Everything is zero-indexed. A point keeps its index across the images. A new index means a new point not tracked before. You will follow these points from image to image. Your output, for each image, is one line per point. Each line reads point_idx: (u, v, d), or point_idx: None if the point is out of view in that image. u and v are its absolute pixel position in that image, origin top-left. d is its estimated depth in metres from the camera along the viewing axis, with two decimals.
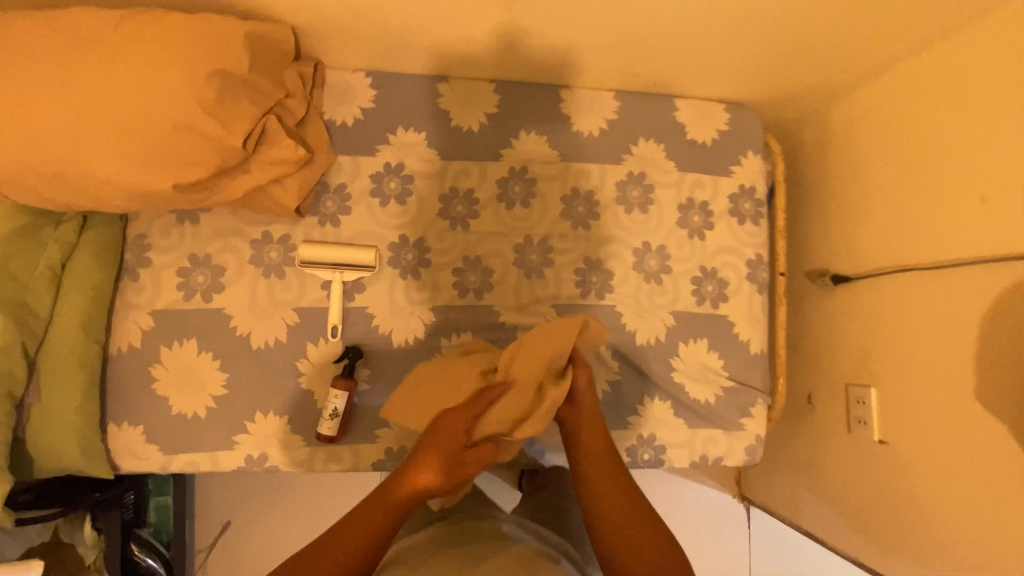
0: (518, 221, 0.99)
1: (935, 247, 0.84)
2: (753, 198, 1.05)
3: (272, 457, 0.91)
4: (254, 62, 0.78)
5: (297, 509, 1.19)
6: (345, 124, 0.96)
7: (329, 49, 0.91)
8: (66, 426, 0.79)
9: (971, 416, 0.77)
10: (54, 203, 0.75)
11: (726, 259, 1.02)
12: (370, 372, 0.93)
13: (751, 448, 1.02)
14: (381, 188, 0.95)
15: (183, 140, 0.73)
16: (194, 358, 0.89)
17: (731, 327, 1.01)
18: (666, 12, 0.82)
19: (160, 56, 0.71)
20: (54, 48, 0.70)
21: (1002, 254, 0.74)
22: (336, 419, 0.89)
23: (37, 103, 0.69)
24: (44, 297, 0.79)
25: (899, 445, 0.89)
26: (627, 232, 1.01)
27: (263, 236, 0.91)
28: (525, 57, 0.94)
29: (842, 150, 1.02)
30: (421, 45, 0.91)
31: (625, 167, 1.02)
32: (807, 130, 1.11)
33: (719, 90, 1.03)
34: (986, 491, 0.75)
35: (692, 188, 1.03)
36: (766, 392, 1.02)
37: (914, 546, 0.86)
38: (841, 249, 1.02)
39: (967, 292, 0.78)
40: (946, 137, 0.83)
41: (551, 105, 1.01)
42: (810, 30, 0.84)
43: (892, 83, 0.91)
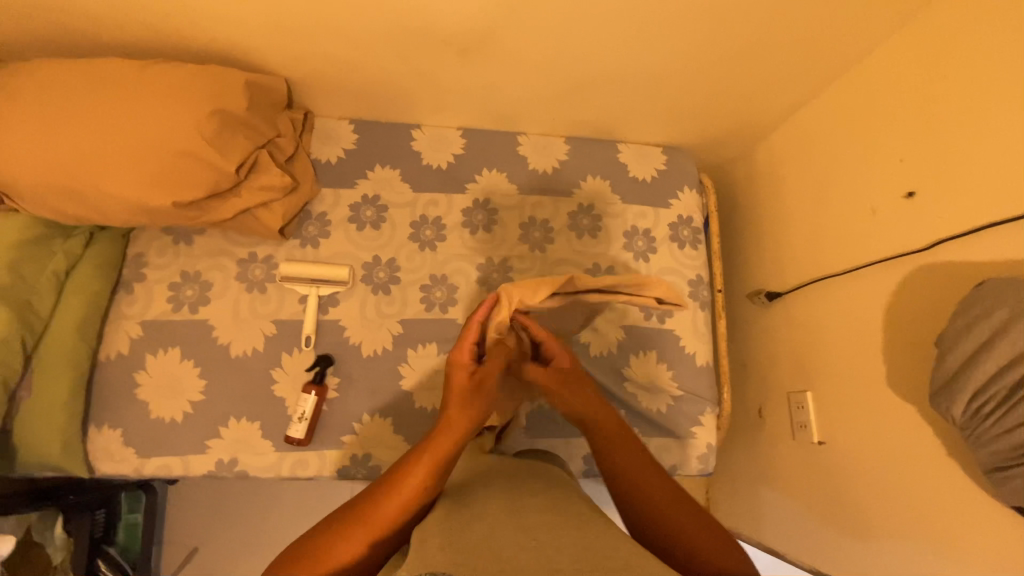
0: (480, 245, 1.11)
1: (842, 255, 0.95)
2: (692, 226, 1.18)
3: (243, 461, 0.95)
4: (251, 104, 0.93)
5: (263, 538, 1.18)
6: (329, 162, 1.10)
7: (318, 100, 1.08)
8: (51, 419, 0.86)
9: (887, 403, 0.84)
10: (69, 216, 0.87)
11: (669, 278, 1.13)
12: (340, 380, 1.00)
13: (703, 457, 1.07)
14: (358, 215, 1.08)
15: (184, 164, 0.86)
16: (176, 365, 0.96)
17: (678, 340, 1.10)
18: (598, 65, 0.99)
19: (173, 95, 0.86)
20: (83, 87, 0.84)
21: (892, 253, 0.85)
22: (304, 423, 0.95)
23: (63, 130, 0.82)
24: (47, 299, 0.89)
25: (835, 443, 0.94)
26: (578, 254, 1.13)
27: (249, 255, 1.02)
28: (486, 108, 1.11)
29: (766, 184, 1.16)
30: (397, 98, 1.08)
31: (575, 199, 1.16)
32: (737, 171, 1.26)
33: (656, 135, 1.20)
34: (908, 470, 0.80)
35: (636, 217, 1.16)
36: (712, 401, 1.09)
37: (858, 539, 0.89)
38: (773, 269, 1.13)
39: (874, 291, 0.88)
40: (841, 163, 0.97)
41: (510, 147, 1.17)
42: (720, 81, 1.02)
43: (799, 126, 1.07)
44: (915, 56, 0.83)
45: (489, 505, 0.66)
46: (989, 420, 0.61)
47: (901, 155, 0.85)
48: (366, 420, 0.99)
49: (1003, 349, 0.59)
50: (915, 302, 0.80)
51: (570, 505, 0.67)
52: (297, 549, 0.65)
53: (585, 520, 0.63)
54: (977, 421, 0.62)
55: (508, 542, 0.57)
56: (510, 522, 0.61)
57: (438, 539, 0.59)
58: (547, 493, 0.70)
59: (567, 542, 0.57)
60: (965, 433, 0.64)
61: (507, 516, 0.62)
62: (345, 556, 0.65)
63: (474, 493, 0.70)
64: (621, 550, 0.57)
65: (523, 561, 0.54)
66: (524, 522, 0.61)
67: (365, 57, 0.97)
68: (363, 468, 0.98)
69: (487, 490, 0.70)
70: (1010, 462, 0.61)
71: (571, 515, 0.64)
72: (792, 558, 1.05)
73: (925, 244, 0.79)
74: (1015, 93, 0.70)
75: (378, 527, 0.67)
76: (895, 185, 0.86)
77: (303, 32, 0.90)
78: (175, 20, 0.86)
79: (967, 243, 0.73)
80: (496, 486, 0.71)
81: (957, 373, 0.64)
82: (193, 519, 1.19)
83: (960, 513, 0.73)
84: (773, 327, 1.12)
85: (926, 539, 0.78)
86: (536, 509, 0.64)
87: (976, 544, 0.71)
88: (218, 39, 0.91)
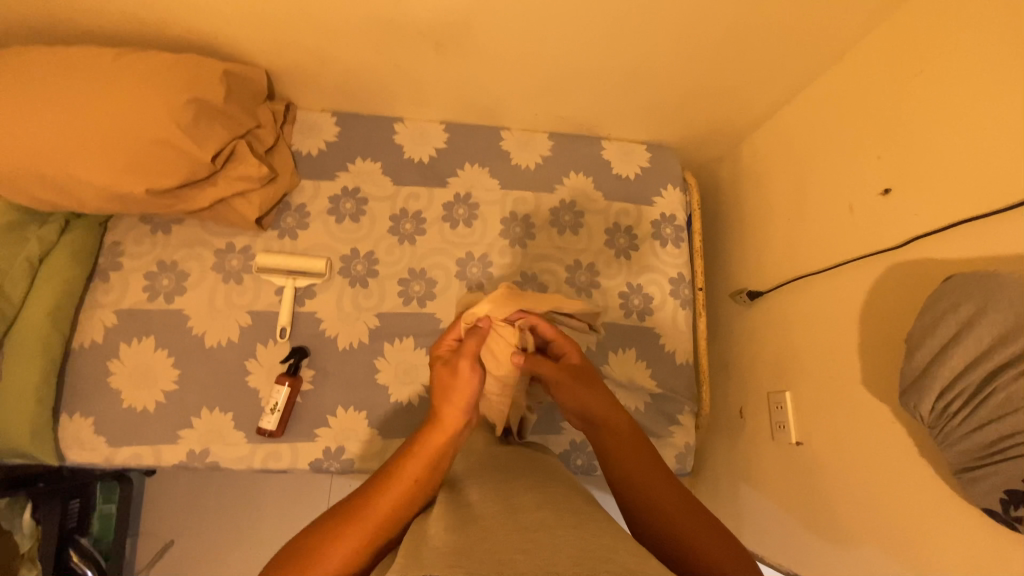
0: (460, 239, 1.10)
1: (821, 254, 0.94)
2: (675, 224, 1.17)
3: (215, 452, 0.95)
4: (229, 94, 0.93)
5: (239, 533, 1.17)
6: (310, 154, 1.10)
7: (300, 93, 1.09)
8: (18, 406, 0.85)
9: (862, 402, 0.83)
10: (43, 203, 0.87)
11: (650, 276, 1.13)
12: (315, 372, 1.00)
13: (682, 456, 1.06)
14: (337, 207, 1.08)
15: (159, 152, 0.86)
16: (150, 355, 0.96)
17: (658, 339, 1.10)
18: (578, 60, 0.98)
19: (148, 83, 0.85)
20: (58, 73, 0.84)
21: (869, 251, 0.84)
22: (276, 414, 0.94)
23: (36, 115, 0.82)
24: (19, 286, 0.89)
25: (812, 444, 0.93)
26: (559, 250, 1.12)
27: (226, 246, 1.02)
28: (468, 102, 1.11)
29: (751, 183, 1.15)
30: (377, 90, 1.08)
31: (557, 195, 1.15)
32: (722, 169, 1.26)
33: (640, 132, 1.19)
34: (881, 470, 0.79)
35: (618, 214, 1.15)
36: (691, 400, 1.08)
37: (834, 541, 0.88)
38: (756, 269, 1.12)
39: (851, 289, 0.87)
40: (821, 160, 0.96)
41: (493, 143, 1.17)
42: (701, 78, 1.01)
43: (782, 125, 1.06)
44: (893, 52, 0.82)
45: (484, 503, 0.63)
46: (956, 419, 0.60)
47: (878, 152, 0.84)
48: (340, 413, 0.99)
49: (971, 345, 0.58)
50: (890, 300, 0.79)
51: (568, 501, 0.65)
52: (286, 555, 0.62)
53: (584, 518, 0.60)
54: (945, 420, 0.61)
55: (504, 540, 0.54)
56: (505, 521, 0.58)
57: (433, 540, 0.56)
58: (545, 490, 0.67)
59: (567, 541, 0.55)
60: (934, 432, 0.63)
61: (504, 514, 0.59)
62: (336, 562, 0.61)
63: (469, 492, 0.67)
64: (622, 552, 0.54)
65: (519, 563, 0.51)
66: (521, 522, 0.57)
67: (343, 48, 0.96)
68: (336, 462, 0.97)
69: (482, 488, 0.67)
70: (975, 462, 0.60)
71: (570, 512, 0.61)
72: (770, 561, 1.04)
73: (900, 241, 0.78)
74: (988, 89, 0.69)
75: (375, 521, 0.64)
76: (872, 182, 0.85)
77: (279, 21, 0.90)
78: (151, 8, 0.86)
79: (941, 240, 0.72)
80: (494, 484, 0.68)
81: (924, 370, 0.63)
82: (169, 511, 1.18)
83: (933, 516, 0.72)
84: (760, 329, 1.10)
85: (898, 542, 0.76)
86: (535, 506, 0.61)
87: (947, 547, 0.70)
88: (195, 28, 0.91)
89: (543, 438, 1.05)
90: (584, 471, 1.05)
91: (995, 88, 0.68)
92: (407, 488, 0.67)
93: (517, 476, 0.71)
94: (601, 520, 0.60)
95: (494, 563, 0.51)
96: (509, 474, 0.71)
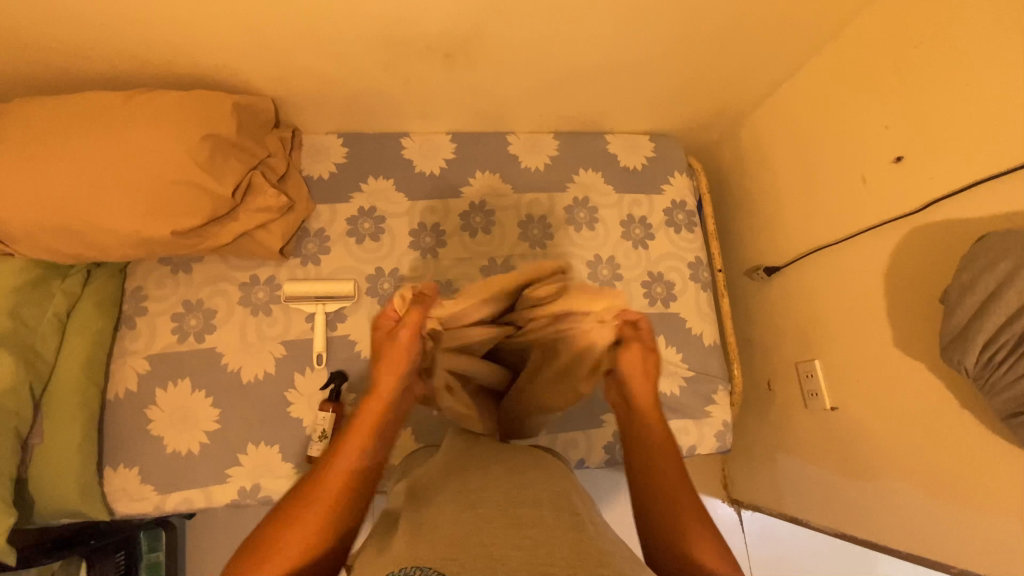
0: (481, 248, 1.11)
1: (837, 224, 0.98)
2: (686, 210, 1.20)
3: (265, 487, 0.94)
4: (241, 127, 0.92)
5: None
6: (322, 178, 1.09)
7: (306, 118, 1.08)
8: (64, 464, 0.84)
9: (895, 363, 0.86)
10: (67, 255, 0.85)
11: (670, 263, 1.15)
12: (355, 395, 0.99)
13: (721, 434, 1.09)
14: (356, 228, 1.07)
15: (180, 192, 0.85)
16: (187, 397, 0.94)
17: (683, 323, 1.12)
18: (585, 59, 1.00)
19: (162, 123, 0.84)
20: (69, 122, 0.82)
21: (887, 217, 0.87)
22: (324, 442, 0.93)
23: (52, 167, 0.80)
24: (50, 343, 0.87)
25: (848, 408, 0.96)
26: (579, 246, 1.14)
27: (250, 279, 1.01)
28: (474, 111, 1.11)
29: (755, 163, 1.19)
30: (384, 108, 1.07)
31: (570, 193, 1.16)
32: (724, 152, 1.29)
33: (643, 123, 1.21)
34: (920, 425, 0.83)
35: (630, 206, 1.17)
36: (723, 379, 1.11)
37: (880, 498, 0.91)
38: (770, 245, 1.15)
39: (871, 256, 0.90)
40: (826, 134, 0.99)
41: (501, 148, 1.18)
42: (701, 66, 1.04)
43: (781, 103, 1.10)
44: (891, 23, 0.86)
45: (487, 492, 0.62)
46: (1002, 368, 0.63)
47: (886, 121, 0.88)
48: None
49: (1011, 300, 0.61)
50: (915, 262, 0.82)
51: (573, 500, 0.64)
52: (261, 547, 0.66)
53: (583, 521, 0.59)
54: (990, 370, 0.65)
55: (498, 533, 0.55)
56: (505, 515, 0.58)
57: (445, 527, 0.56)
58: (552, 484, 0.66)
59: (563, 542, 0.54)
60: (978, 383, 0.67)
61: (503, 507, 0.59)
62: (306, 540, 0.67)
63: (468, 478, 0.67)
64: (617, 557, 0.54)
65: (514, 560, 0.51)
66: (517, 518, 0.57)
67: (352, 69, 0.96)
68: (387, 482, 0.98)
69: (484, 477, 0.67)
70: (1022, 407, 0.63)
71: (572, 513, 0.60)
72: (815, 525, 1.07)
73: (919, 205, 0.82)
74: (992, 52, 0.72)
75: (333, 493, 0.70)
76: (882, 152, 0.88)
77: (289, 49, 0.89)
78: (157, 46, 0.85)
79: (962, 201, 0.76)
80: (496, 473, 0.68)
81: (967, 325, 0.66)
82: (210, 549, 1.14)
83: (981, 463, 0.75)
84: (779, 301, 1.13)
85: (949, 492, 0.80)
86: (531, 502, 0.61)
87: (999, 491, 0.73)
88: (202, 63, 0.90)
89: (584, 434, 1.05)
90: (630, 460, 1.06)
91: (1000, 51, 0.71)
92: (359, 456, 0.74)
93: (517, 468, 0.70)
94: (596, 526, 0.60)
95: (488, 555, 0.52)
96: (511, 467, 0.70)
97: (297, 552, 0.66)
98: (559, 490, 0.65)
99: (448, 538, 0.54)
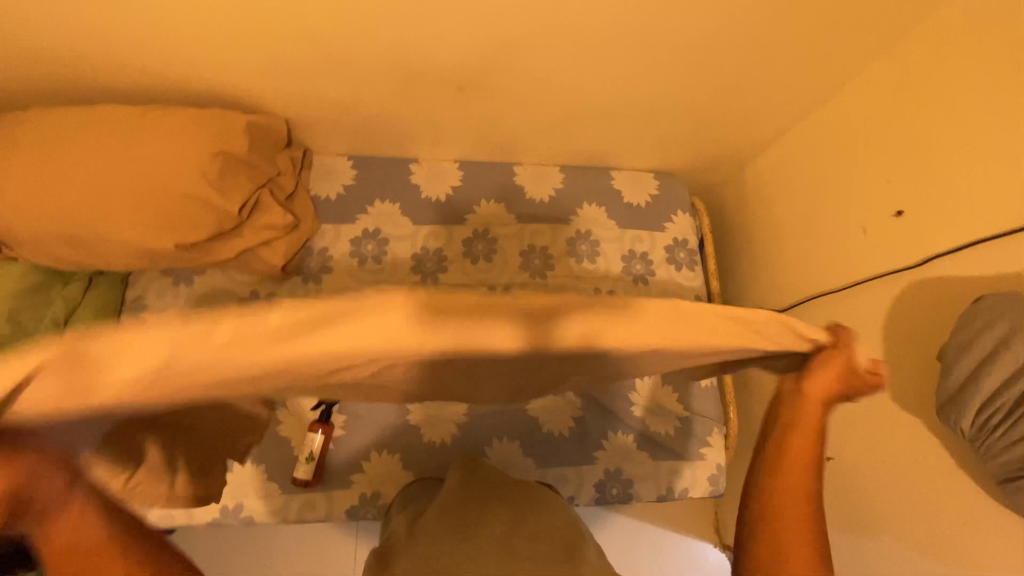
0: (482, 274, 1.11)
1: (838, 272, 0.98)
2: (687, 249, 1.20)
3: (248, 507, 0.94)
4: (252, 145, 0.94)
5: None
6: (329, 198, 1.11)
7: (318, 139, 1.10)
8: None
9: (891, 415, 0.86)
10: (70, 261, 0.87)
11: (670, 300, 1.15)
12: (346, 418, 0.98)
13: (714, 478, 1.07)
14: (359, 249, 1.08)
15: (187, 206, 0.86)
16: None
17: None
18: (593, 96, 1.02)
19: (175, 137, 0.86)
20: (83, 133, 0.84)
21: (888, 269, 0.87)
22: (311, 464, 0.93)
23: (63, 176, 0.82)
24: None
25: (845, 458, 0.94)
26: (579, 278, 1.13)
27: (251, 293, 1.02)
28: (484, 142, 1.13)
29: (758, 206, 1.20)
30: (395, 133, 1.09)
31: (573, 226, 1.17)
32: (728, 194, 1.30)
33: (649, 162, 1.23)
34: (914, 481, 0.82)
35: (633, 242, 1.18)
36: (720, 421, 1.10)
37: (868, 553, 0.90)
38: (771, 288, 1.16)
39: (869, 307, 0.90)
40: (828, 183, 1.01)
41: (507, 178, 1.19)
42: (704, 110, 1.06)
43: (784, 149, 1.11)
44: (896, 80, 0.88)
45: (488, 528, 0.61)
46: (997, 433, 0.63)
47: (888, 175, 0.89)
48: (374, 458, 0.98)
49: (1008, 363, 0.61)
50: (913, 316, 0.82)
51: (578, 533, 0.63)
52: None
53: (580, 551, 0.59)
54: (985, 434, 0.64)
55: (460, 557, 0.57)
56: (505, 551, 0.57)
57: (427, 561, 0.56)
58: (552, 519, 0.65)
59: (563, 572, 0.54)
60: (973, 446, 0.66)
61: (501, 543, 0.58)
62: None
63: (470, 513, 0.65)
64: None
65: None
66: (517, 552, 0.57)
67: (366, 94, 0.98)
68: (373, 508, 0.96)
69: (484, 512, 0.65)
70: (1019, 472, 0.62)
71: (567, 544, 0.60)
72: None
73: (919, 260, 0.82)
74: (992, 116, 0.74)
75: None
76: (884, 204, 0.89)
77: (307, 73, 0.92)
78: (178, 64, 0.88)
79: (959, 258, 0.76)
80: (496, 509, 0.66)
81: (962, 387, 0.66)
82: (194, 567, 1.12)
83: (974, 524, 0.74)
84: None
85: (942, 552, 0.78)
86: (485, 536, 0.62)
87: (993, 556, 0.71)
88: (219, 82, 0.92)
89: (575, 470, 1.03)
90: (621, 500, 1.03)
91: (1003, 112, 0.73)
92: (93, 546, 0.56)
93: (514, 500, 0.69)
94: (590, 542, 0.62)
95: None
96: (509, 501, 0.69)
97: None
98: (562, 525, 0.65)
99: (433, 571, 0.55)
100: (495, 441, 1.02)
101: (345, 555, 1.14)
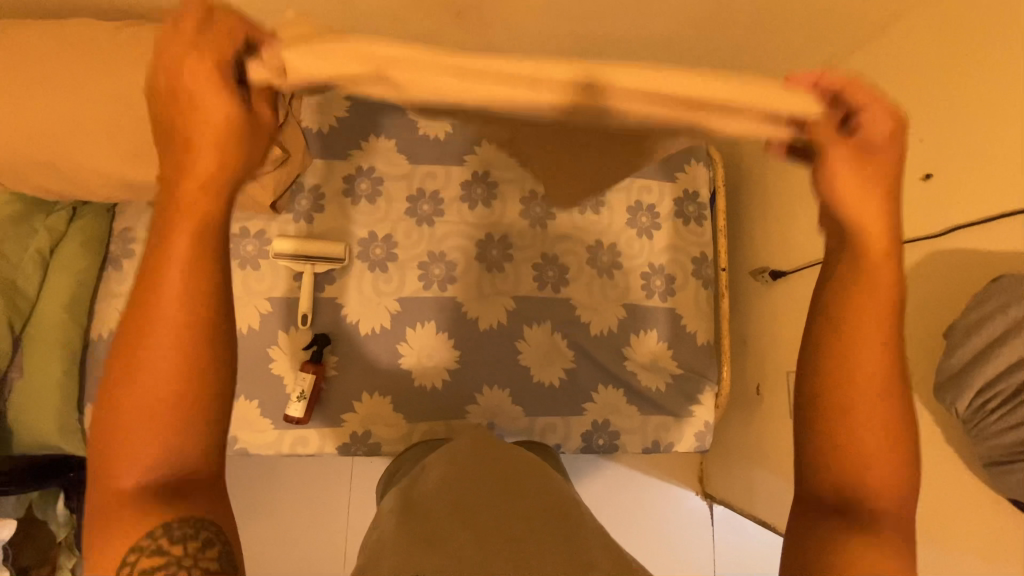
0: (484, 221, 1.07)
1: None
2: (698, 202, 1.15)
3: (242, 440, 0.95)
4: None
5: (258, 524, 1.13)
6: (321, 132, 1.05)
7: None
8: (41, 401, 0.85)
9: None
10: (51, 191, 0.84)
11: (673, 256, 1.11)
12: (339, 359, 0.99)
13: (701, 434, 1.07)
14: (353, 189, 1.04)
15: None
16: None
17: (680, 319, 1.09)
18: (610, 30, 0.93)
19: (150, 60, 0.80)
20: (52, 50, 0.79)
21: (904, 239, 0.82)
22: (302, 402, 0.94)
23: (33, 98, 0.77)
24: (33, 278, 0.88)
25: None
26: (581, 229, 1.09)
27: (241, 230, 1.00)
28: None
29: (772, 160, 1.14)
30: None
31: None
32: (745, 144, 1.22)
33: None
34: None
35: (640, 192, 1.12)
36: (712, 379, 1.09)
37: None
38: (775, 247, 1.12)
39: None
40: None
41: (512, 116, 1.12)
42: (728, 52, 0.97)
43: None
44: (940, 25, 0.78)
45: (486, 501, 0.60)
46: (993, 416, 0.61)
47: (919, 134, 0.82)
48: (365, 398, 0.99)
49: (1015, 350, 0.58)
50: (924, 289, 0.79)
51: (574, 508, 0.61)
52: (146, 505, 0.43)
53: (581, 533, 0.56)
54: (981, 415, 0.62)
55: (440, 528, 0.56)
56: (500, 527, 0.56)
57: (407, 521, 0.57)
58: (546, 500, 0.61)
59: (547, 554, 0.51)
60: (967, 426, 0.65)
61: (493, 516, 0.57)
62: (134, 445, 0.43)
63: (472, 477, 0.64)
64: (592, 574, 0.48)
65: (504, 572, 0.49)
66: (508, 533, 0.55)
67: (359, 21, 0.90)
68: (364, 447, 0.98)
69: (478, 476, 0.64)
70: (1007, 456, 0.61)
71: (564, 526, 0.56)
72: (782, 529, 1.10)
73: (939, 229, 0.77)
74: None
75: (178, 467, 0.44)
76: (911, 166, 0.83)
77: None
78: None
79: (979, 231, 0.72)
80: (486, 476, 0.64)
81: (963, 369, 0.63)
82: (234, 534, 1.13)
83: (953, 498, 0.75)
84: (769, 306, 1.12)
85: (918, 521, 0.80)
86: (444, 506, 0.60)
87: (967, 528, 0.73)
88: None
89: (563, 420, 1.04)
90: (606, 450, 1.05)
91: None
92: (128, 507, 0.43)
93: (503, 470, 0.66)
94: (534, 538, 0.54)
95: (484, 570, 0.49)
96: (500, 468, 0.66)
97: (147, 446, 0.43)
98: (552, 501, 0.61)
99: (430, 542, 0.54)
100: (484, 389, 1.03)
101: (337, 488, 1.16)
